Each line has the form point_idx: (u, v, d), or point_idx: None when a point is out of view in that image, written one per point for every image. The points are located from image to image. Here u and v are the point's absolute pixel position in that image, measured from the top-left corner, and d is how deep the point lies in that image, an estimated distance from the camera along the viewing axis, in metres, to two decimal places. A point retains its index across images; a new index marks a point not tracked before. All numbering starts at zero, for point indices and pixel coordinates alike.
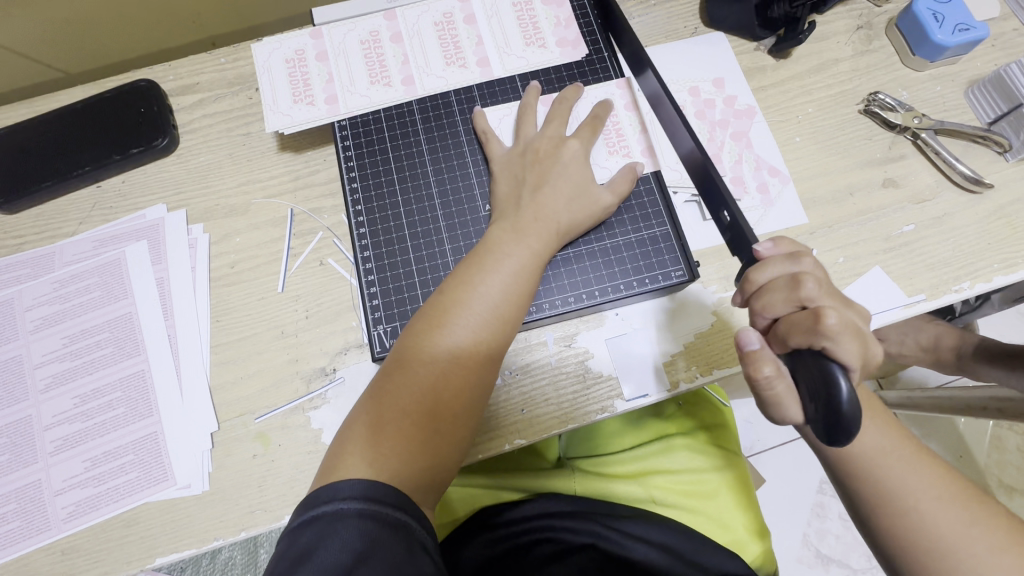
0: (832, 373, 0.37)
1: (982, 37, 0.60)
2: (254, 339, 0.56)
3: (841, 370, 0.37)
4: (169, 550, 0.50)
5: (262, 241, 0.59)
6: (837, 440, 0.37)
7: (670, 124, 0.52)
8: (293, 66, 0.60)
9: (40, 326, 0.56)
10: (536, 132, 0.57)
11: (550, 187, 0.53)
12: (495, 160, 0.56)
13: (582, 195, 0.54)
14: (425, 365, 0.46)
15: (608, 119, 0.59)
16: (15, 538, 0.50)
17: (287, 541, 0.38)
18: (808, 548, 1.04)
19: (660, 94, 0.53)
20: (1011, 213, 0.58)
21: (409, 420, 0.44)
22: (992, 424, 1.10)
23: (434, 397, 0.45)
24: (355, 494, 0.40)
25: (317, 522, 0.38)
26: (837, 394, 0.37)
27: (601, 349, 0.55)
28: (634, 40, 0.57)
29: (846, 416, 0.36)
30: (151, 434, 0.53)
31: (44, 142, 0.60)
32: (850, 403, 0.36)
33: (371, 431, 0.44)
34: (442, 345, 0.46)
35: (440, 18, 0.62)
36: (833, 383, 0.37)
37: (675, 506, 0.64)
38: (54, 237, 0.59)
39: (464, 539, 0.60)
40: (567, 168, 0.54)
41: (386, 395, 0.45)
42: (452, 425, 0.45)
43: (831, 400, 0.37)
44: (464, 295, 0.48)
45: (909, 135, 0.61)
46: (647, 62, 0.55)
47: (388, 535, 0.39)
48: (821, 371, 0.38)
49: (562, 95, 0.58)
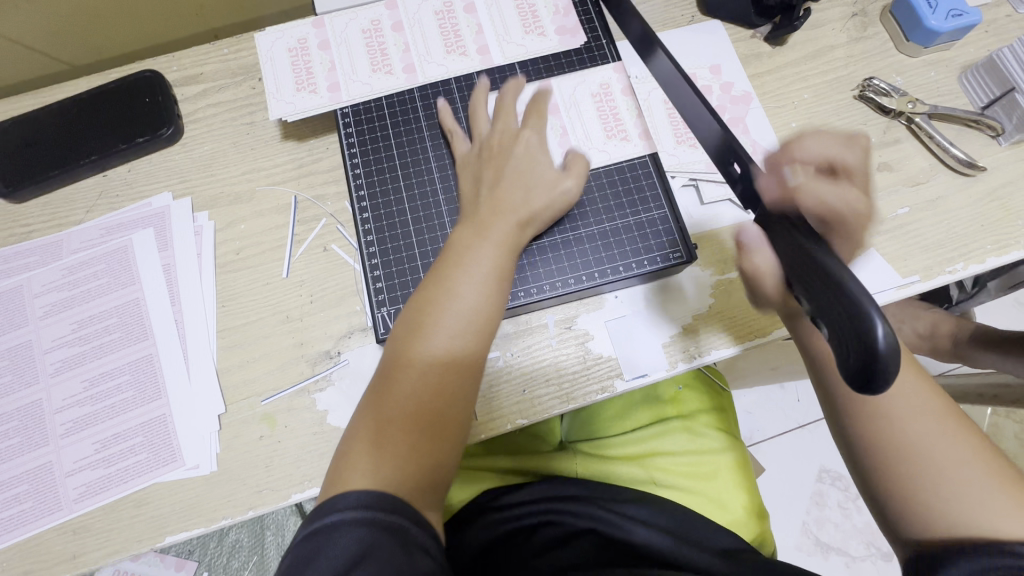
0: (867, 315, 0.30)
1: (975, 23, 0.61)
2: (259, 323, 0.56)
3: (880, 313, 0.30)
4: (179, 529, 0.51)
5: (267, 228, 0.59)
6: (873, 394, 0.30)
7: (686, 102, 0.47)
8: (297, 54, 0.61)
9: (50, 312, 0.57)
10: (489, 128, 0.58)
11: (508, 180, 0.54)
12: (459, 161, 0.57)
13: (545, 184, 0.54)
14: (410, 366, 0.47)
15: (551, 110, 0.60)
16: (27, 518, 0.51)
17: (294, 551, 0.39)
18: (808, 535, 1.05)
19: (675, 76, 0.47)
20: (1004, 195, 0.59)
21: (404, 419, 0.45)
22: (989, 411, 1.11)
23: (422, 393, 0.46)
24: (352, 503, 0.40)
25: (317, 532, 0.39)
26: (872, 341, 0.30)
27: (600, 331, 0.56)
28: (641, 23, 0.51)
29: (883, 364, 0.29)
30: (160, 416, 0.54)
31: (51, 132, 0.61)
32: (887, 347, 0.30)
33: (367, 444, 0.44)
34: (422, 352, 0.47)
35: (440, 7, 0.63)
36: (868, 327, 0.30)
37: (675, 488, 0.66)
38: (62, 224, 0.60)
39: (468, 520, 0.61)
40: (523, 159, 0.55)
41: (376, 407, 0.46)
42: (447, 421, 0.46)
43: (864, 345, 0.30)
44: (439, 296, 0.49)
45: (904, 120, 0.62)
46: (655, 41, 0.49)
47: (386, 539, 0.39)
48: (851, 310, 0.31)
49: (501, 88, 0.59)
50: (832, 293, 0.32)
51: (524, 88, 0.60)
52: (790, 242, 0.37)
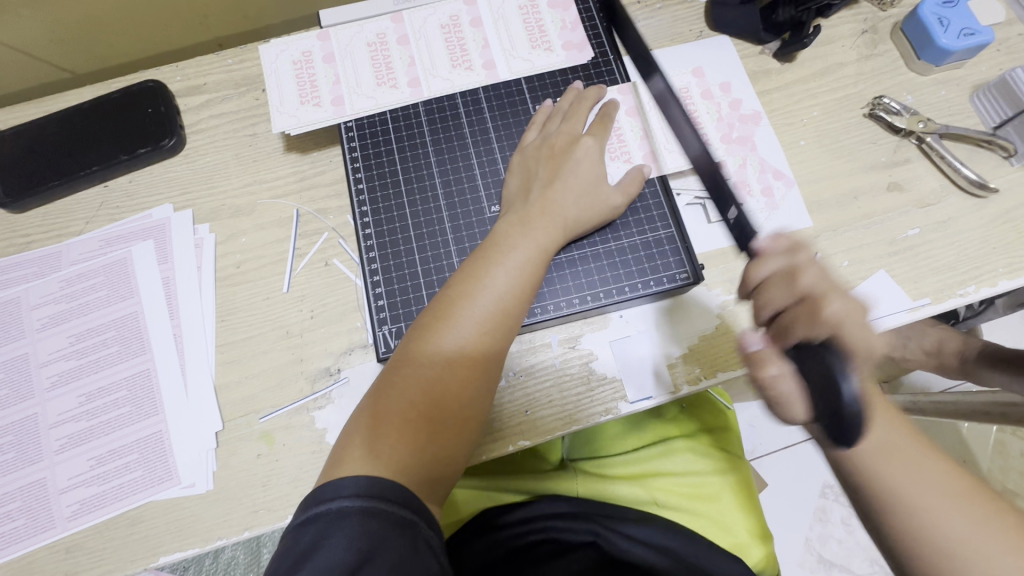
0: (838, 375, 0.37)
1: (987, 42, 0.60)
2: (258, 339, 0.56)
3: (846, 374, 0.36)
4: (173, 549, 0.50)
5: (268, 242, 0.59)
6: (844, 442, 0.36)
7: (677, 123, 0.54)
8: (300, 67, 0.60)
9: (47, 324, 0.56)
10: (556, 127, 0.58)
11: (561, 182, 0.54)
12: (515, 155, 0.58)
13: (592, 193, 0.54)
14: (431, 359, 0.46)
15: (626, 114, 0.60)
16: (20, 535, 0.50)
17: (292, 537, 0.39)
18: (811, 552, 1.04)
19: (666, 93, 0.54)
20: (1016, 218, 0.58)
21: (417, 412, 0.44)
22: (996, 428, 1.09)
23: (440, 389, 0.45)
24: (358, 491, 0.39)
25: (321, 519, 0.38)
26: (842, 399, 0.36)
27: (604, 351, 0.55)
28: (641, 41, 0.57)
29: (850, 419, 0.36)
30: (156, 433, 0.53)
31: (51, 142, 0.61)
32: (853, 407, 0.36)
33: (379, 423, 0.44)
34: (448, 339, 0.46)
35: (446, 21, 0.62)
36: (840, 387, 0.36)
37: (678, 509, 0.64)
38: (60, 236, 0.59)
39: (469, 539, 0.60)
40: (581, 165, 0.55)
41: (395, 385, 0.45)
42: (457, 416, 0.45)
43: (838, 404, 0.36)
44: (470, 288, 0.48)
45: (914, 139, 0.61)
46: (652, 61, 0.56)
47: (393, 532, 0.38)
48: (830, 376, 0.37)
49: (583, 94, 0.59)
50: (810, 357, 0.39)
51: (604, 94, 0.60)
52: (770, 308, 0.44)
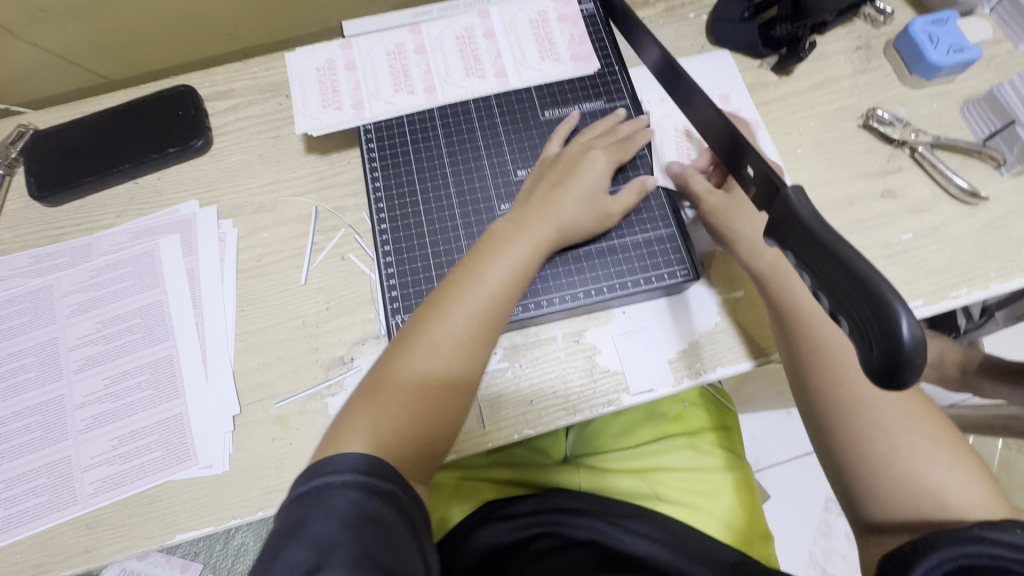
0: (892, 309, 0.30)
1: (974, 58, 0.63)
2: (275, 328, 0.58)
3: (904, 305, 0.29)
4: (189, 527, 0.52)
5: (288, 237, 0.62)
6: (901, 387, 0.30)
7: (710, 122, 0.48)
8: (323, 73, 0.64)
9: (76, 310, 0.59)
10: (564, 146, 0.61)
11: (569, 186, 0.56)
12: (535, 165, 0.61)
13: (593, 200, 0.56)
14: (427, 344, 0.48)
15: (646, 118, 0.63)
16: (42, 511, 0.52)
17: (284, 510, 0.39)
18: (815, 566, 1.03)
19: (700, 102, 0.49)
20: (1006, 224, 0.60)
21: (412, 392, 0.46)
22: (1000, 444, 1.10)
23: (435, 374, 0.47)
24: (347, 466, 0.40)
25: (310, 493, 0.39)
26: (898, 335, 0.29)
27: (607, 345, 0.57)
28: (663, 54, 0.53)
29: (908, 357, 0.29)
30: (175, 416, 0.55)
31: (86, 141, 0.64)
32: (913, 343, 0.29)
33: (374, 401, 0.46)
34: (443, 328, 0.49)
35: (461, 33, 0.66)
36: (893, 321, 0.29)
37: (679, 503, 0.65)
38: (92, 228, 0.63)
39: (471, 530, 0.61)
40: (590, 174, 0.57)
41: (391, 367, 0.47)
42: (448, 400, 0.47)
43: (890, 338, 0.29)
44: (467, 280, 0.51)
45: (906, 149, 0.64)
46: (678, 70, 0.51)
47: (379, 508, 0.39)
48: (874, 303, 0.30)
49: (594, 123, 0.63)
50: (853, 292, 0.32)
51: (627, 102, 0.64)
52: (799, 235, 0.36)
